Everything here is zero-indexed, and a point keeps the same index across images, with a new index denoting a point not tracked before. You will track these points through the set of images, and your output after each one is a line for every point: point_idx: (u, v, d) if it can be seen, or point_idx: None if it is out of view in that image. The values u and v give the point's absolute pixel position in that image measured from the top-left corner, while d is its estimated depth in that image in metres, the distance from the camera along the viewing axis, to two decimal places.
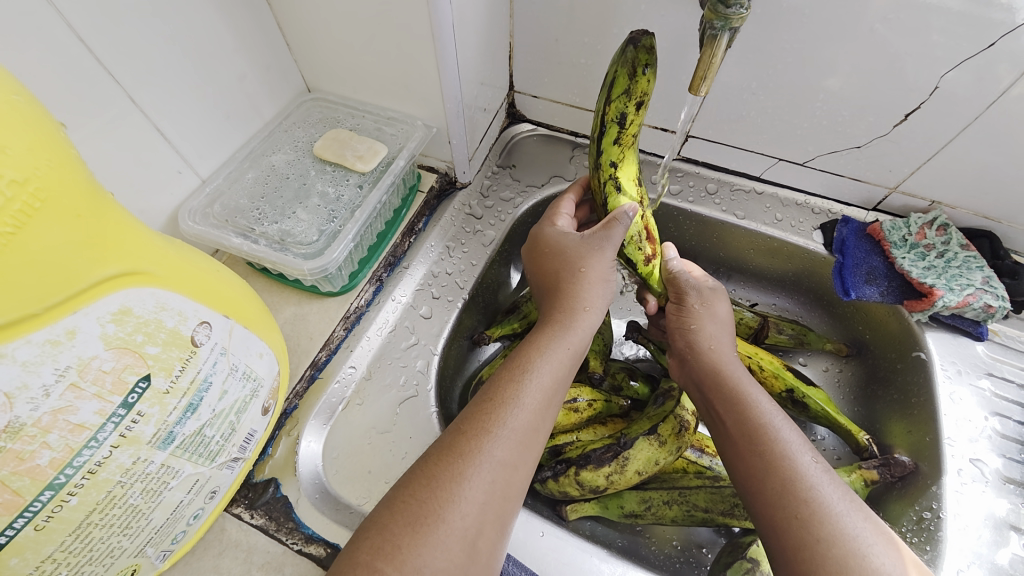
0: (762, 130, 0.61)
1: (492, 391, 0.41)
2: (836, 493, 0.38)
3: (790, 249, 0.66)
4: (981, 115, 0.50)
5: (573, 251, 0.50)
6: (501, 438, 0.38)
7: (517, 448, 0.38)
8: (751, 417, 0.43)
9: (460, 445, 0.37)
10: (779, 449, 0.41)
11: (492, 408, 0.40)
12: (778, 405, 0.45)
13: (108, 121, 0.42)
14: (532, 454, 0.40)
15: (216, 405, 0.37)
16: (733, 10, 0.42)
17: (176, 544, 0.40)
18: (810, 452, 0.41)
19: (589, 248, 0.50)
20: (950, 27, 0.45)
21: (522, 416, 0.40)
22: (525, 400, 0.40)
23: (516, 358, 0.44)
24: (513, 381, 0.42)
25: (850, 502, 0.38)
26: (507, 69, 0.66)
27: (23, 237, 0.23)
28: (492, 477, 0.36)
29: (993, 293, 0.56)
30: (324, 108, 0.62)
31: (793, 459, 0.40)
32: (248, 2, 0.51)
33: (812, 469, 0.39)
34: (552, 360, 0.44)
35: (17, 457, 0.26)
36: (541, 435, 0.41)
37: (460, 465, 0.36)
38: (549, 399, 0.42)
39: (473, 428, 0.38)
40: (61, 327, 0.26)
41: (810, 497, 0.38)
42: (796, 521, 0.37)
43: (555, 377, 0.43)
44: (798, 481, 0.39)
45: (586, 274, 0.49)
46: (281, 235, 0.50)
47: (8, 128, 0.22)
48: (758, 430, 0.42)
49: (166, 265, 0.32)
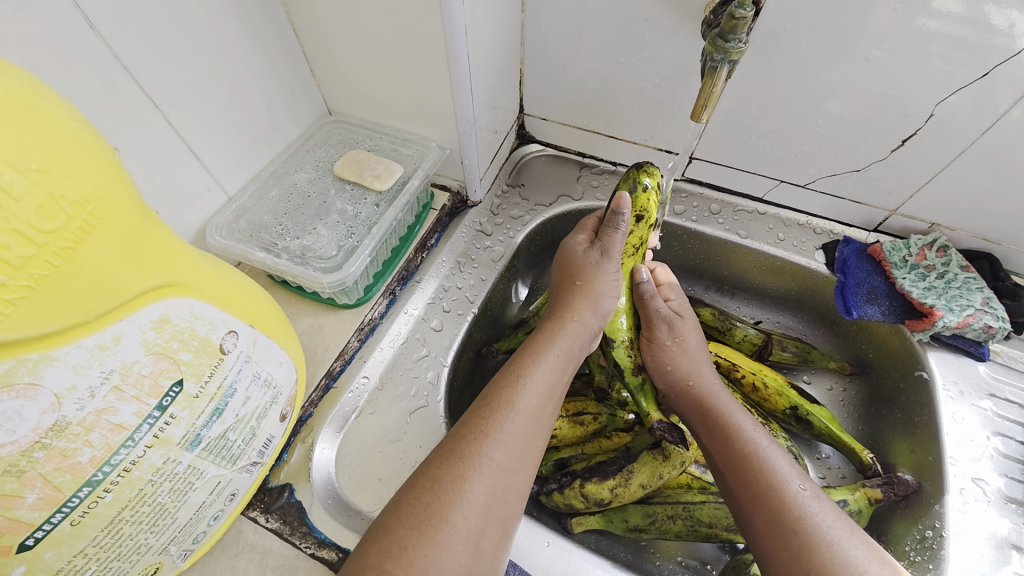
0: (764, 153, 0.63)
1: (492, 397, 0.43)
2: (828, 520, 0.39)
3: (794, 269, 0.67)
4: (977, 139, 0.52)
5: (580, 261, 0.53)
6: (499, 441, 0.40)
7: (513, 451, 0.40)
8: (739, 448, 0.45)
9: (461, 449, 0.39)
10: (770, 476, 0.43)
11: (490, 412, 0.41)
12: (767, 432, 0.47)
13: (148, 139, 0.46)
14: (531, 457, 0.41)
15: (239, 410, 0.39)
16: (732, 44, 0.44)
17: (197, 544, 0.42)
18: (801, 479, 0.43)
19: (590, 265, 0.52)
20: (949, 53, 0.47)
21: (517, 420, 0.41)
22: (520, 404, 0.42)
23: (510, 365, 0.46)
24: (509, 387, 0.43)
25: (843, 528, 0.39)
26: (519, 93, 0.69)
27: (80, 251, 0.26)
28: (492, 480, 0.38)
29: (993, 313, 0.57)
30: (345, 129, 0.65)
31: (782, 488, 0.42)
32: (278, 31, 0.55)
33: (801, 496, 0.41)
34: (545, 368, 0.46)
35: (61, 453, 0.28)
36: (539, 440, 0.42)
37: (462, 468, 0.38)
38: (543, 403, 0.44)
39: (473, 431, 0.40)
40: (108, 334, 0.28)
41: (799, 528, 0.39)
42: (790, 552, 0.39)
43: (548, 383, 0.45)
44: (786, 512, 0.40)
45: (584, 287, 0.52)
46: (302, 250, 0.53)
47: (73, 155, 0.25)
48: (747, 458, 0.44)
49: (200, 277, 0.35)
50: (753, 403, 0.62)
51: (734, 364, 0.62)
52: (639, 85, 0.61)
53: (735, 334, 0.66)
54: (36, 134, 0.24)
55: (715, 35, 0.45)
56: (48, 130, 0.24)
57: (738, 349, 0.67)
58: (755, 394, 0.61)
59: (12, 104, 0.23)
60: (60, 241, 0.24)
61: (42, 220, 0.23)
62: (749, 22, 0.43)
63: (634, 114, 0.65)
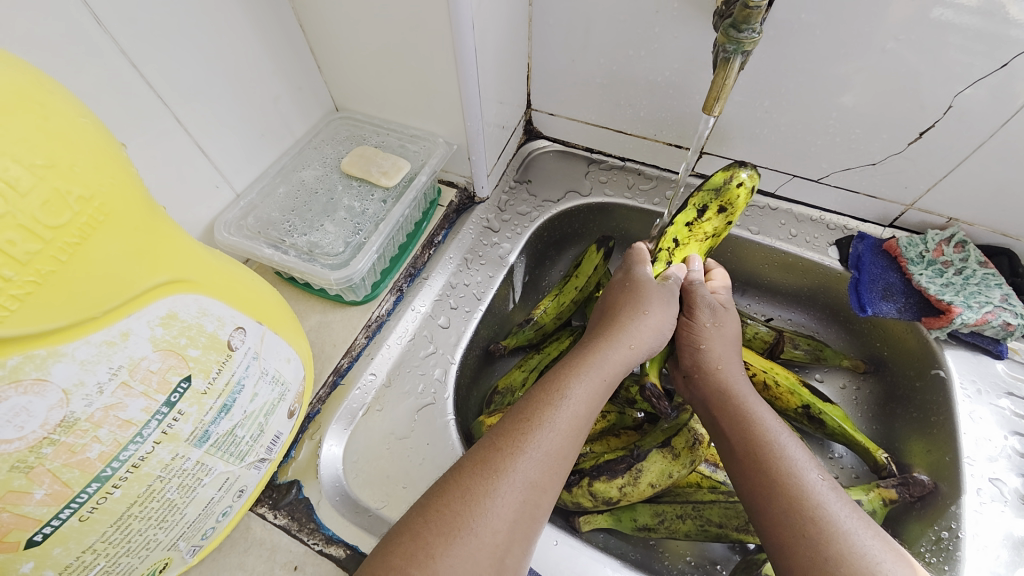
0: (776, 147, 0.62)
1: (527, 409, 0.42)
2: (843, 510, 0.39)
3: (806, 265, 0.66)
4: (995, 132, 0.50)
5: (646, 291, 0.52)
6: (533, 458, 0.39)
7: (547, 471, 0.39)
8: (757, 433, 0.45)
9: (494, 460, 0.38)
10: (788, 463, 0.42)
11: (526, 428, 0.40)
12: (785, 424, 0.46)
13: (156, 136, 0.46)
14: (561, 477, 0.41)
15: (247, 406, 0.39)
16: (746, 34, 0.43)
17: (206, 540, 0.42)
18: (817, 469, 0.42)
19: (655, 291, 0.52)
20: (966, 45, 0.46)
21: (554, 440, 0.40)
22: (558, 423, 0.41)
23: (549, 380, 0.45)
24: (548, 404, 0.42)
25: (858, 520, 0.38)
26: (526, 88, 0.69)
27: (86, 247, 0.25)
28: (523, 496, 0.37)
29: (1012, 310, 0.55)
30: (352, 126, 0.65)
31: (801, 476, 0.41)
32: (285, 27, 0.55)
33: (818, 485, 0.40)
34: (589, 389, 0.44)
35: (69, 449, 0.28)
36: (571, 460, 0.42)
37: (493, 481, 0.37)
38: (581, 426, 0.43)
39: (508, 444, 0.39)
40: (115, 330, 0.28)
41: (816, 515, 0.38)
42: (803, 539, 0.38)
43: (589, 405, 0.44)
44: (806, 499, 0.39)
45: (645, 316, 0.50)
46: (309, 247, 0.53)
47: (78, 150, 0.25)
48: (767, 444, 0.44)
49: (207, 273, 0.35)
50: (764, 402, 0.61)
51: (745, 363, 0.61)
52: (648, 79, 0.60)
53: (746, 332, 0.65)
54: (41, 129, 0.23)
55: (727, 25, 0.44)
56: (52, 125, 0.24)
57: (748, 346, 0.66)
58: (766, 392, 0.60)
59: (16, 99, 0.23)
60: (66, 237, 0.24)
61: (48, 216, 0.23)
62: (763, 12, 0.42)
63: (643, 109, 0.64)
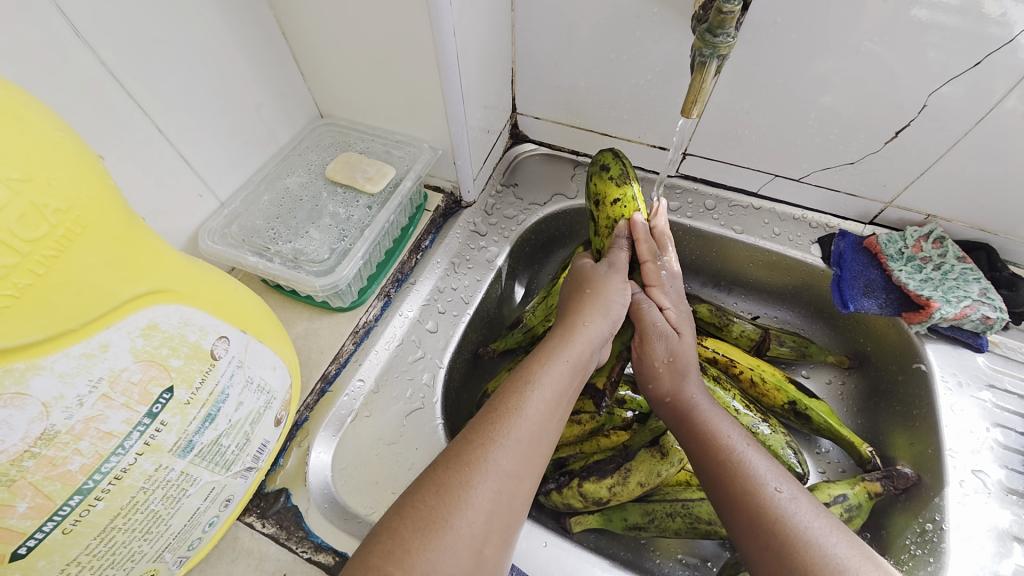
0: (757, 147, 0.63)
1: (499, 403, 0.42)
2: (805, 519, 0.39)
3: (790, 263, 0.67)
4: (971, 129, 0.51)
5: (587, 276, 0.53)
6: (505, 447, 0.39)
7: (520, 459, 0.39)
8: (714, 453, 0.45)
9: (468, 454, 0.39)
10: (748, 478, 0.42)
11: (498, 418, 0.41)
12: (744, 433, 0.46)
13: (139, 146, 0.46)
14: (536, 462, 0.41)
15: (232, 416, 0.39)
16: (721, 38, 0.44)
17: (192, 551, 0.42)
18: (777, 479, 0.42)
19: (599, 274, 0.53)
20: (943, 43, 0.47)
21: (524, 427, 0.41)
22: (527, 410, 0.42)
23: (516, 375, 0.45)
24: (515, 393, 0.43)
25: (822, 526, 0.39)
26: (511, 92, 0.69)
27: (65, 259, 0.26)
28: (498, 486, 0.38)
29: (990, 304, 0.56)
30: (337, 132, 0.65)
31: (760, 492, 0.41)
32: (267, 36, 0.55)
33: (778, 499, 0.40)
34: (553, 373, 0.45)
35: (50, 462, 0.28)
36: (544, 446, 0.42)
37: (467, 473, 0.37)
38: (551, 409, 0.43)
39: (479, 437, 0.40)
40: (95, 342, 0.28)
41: (777, 529, 0.39)
42: (769, 551, 0.39)
43: (557, 388, 0.44)
44: (764, 514, 0.40)
45: (594, 295, 0.51)
46: (294, 254, 0.53)
47: (56, 163, 0.25)
48: (724, 462, 0.44)
49: (189, 283, 0.35)
50: (751, 399, 0.61)
51: (731, 360, 0.61)
52: (630, 82, 0.61)
53: (732, 330, 0.66)
54: (18, 143, 0.23)
55: (703, 30, 0.45)
56: (30, 138, 0.24)
57: (735, 344, 0.66)
58: (753, 389, 0.60)
59: None
60: (43, 249, 0.24)
61: (25, 228, 0.23)
62: (737, 16, 0.43)
63: (626, 111, 0.65)
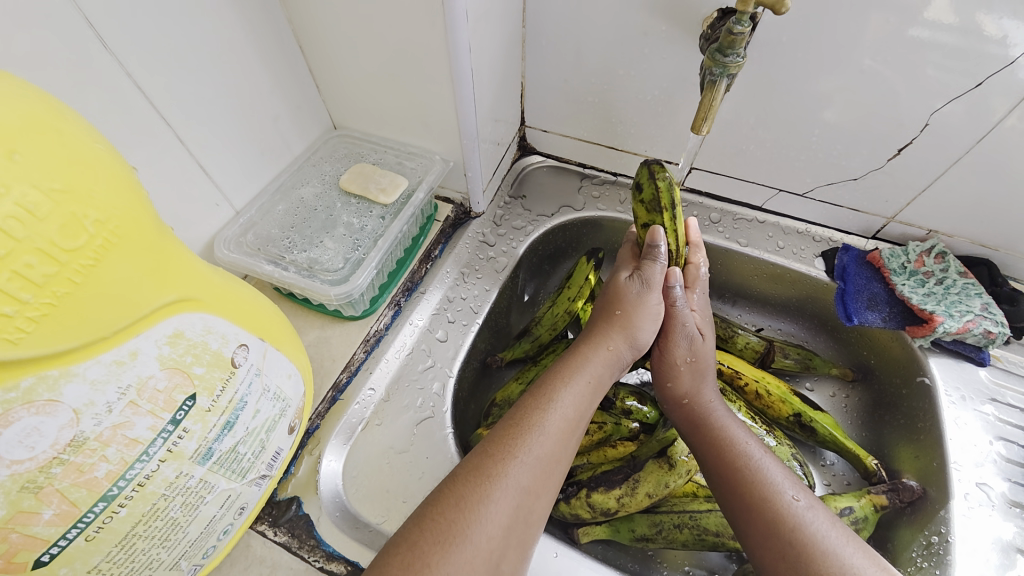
0: (762, 163, 0.64)
1: (519, 419, 0.43)
2: (821, 528, 0.40)
3: (794, 277, 0.68)
4: (972, 148, 0.53)
5: (615, 293, 0.52)
6: (525, 465, 0.40)
7: (539, 477, 0.40)
8: (732, 460, 0.45)
9: (488, 467, 0.39)
10: (762, 488, 0.43)
11: (521, 436, 0.41)
12: (760, 443, 0.47)
13: (159, 156, 0.47)
14: (553, 481, 0.41)
15: (249, 423, 0.39)
16: (731, 58, 0.46)
17: (206, 559, 0.42)
18: (793, 487, 0.43)
19: (631, 295, 0.51)
20: (943, 62, 0.48)
21: (545, 445, 0.41)
22: (548, 427, 0.42)
23: (535, 390, 0.46)
24: (537, 409, 0.43)
25: (837, 535, 0.40)
26: (520, 106, 0.70)
27: (100, 268, 0.26)
28: (516, 503, 0.38)
29: (992, 319, 0.58)
30: (350, 143, 0.66)
31: (777, 498, 0.42)
32: (284, 49, 0.56)
33: (793, 506, 0.41)
34: (575, 392, 0.45)
35: (77, 469, 0.28)
36: (562, 464, 0.43)
37: (488, 487, 0.38)
38: (571, 428, 0.44)
39: (500, 451, 0.40)
40: (125, 349, 0.28)
41: (792, 537, 0.40)
42: (785, 560, 0.39)
43: (577, 408, 0.45)
44: (780, 522, 0.40)
45: (621, 317, 0.51)
46: (309, 263, 0.54)
47: (95, 175, 0.26)
48: (741, 469, 0.44)
49: (212, 291, 0.35)
50: (757, 411, 0.62)
51: (737, 372, 0.62)
52: (638, 97, 0.62)
53: (737, 342, 0.67)
54: (61, 155, 0.24)
55: (714, 50, 0.47)
56: (71, 150, 0.25)
57: (740, 356, 0.67)
58: (758, 402, 0.61)
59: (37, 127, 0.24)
60: (81, 259, 0.25)
61: (66, 238, 0.24)
62: (747, 38, 0.44)
63: (633, 126, 0.66)
